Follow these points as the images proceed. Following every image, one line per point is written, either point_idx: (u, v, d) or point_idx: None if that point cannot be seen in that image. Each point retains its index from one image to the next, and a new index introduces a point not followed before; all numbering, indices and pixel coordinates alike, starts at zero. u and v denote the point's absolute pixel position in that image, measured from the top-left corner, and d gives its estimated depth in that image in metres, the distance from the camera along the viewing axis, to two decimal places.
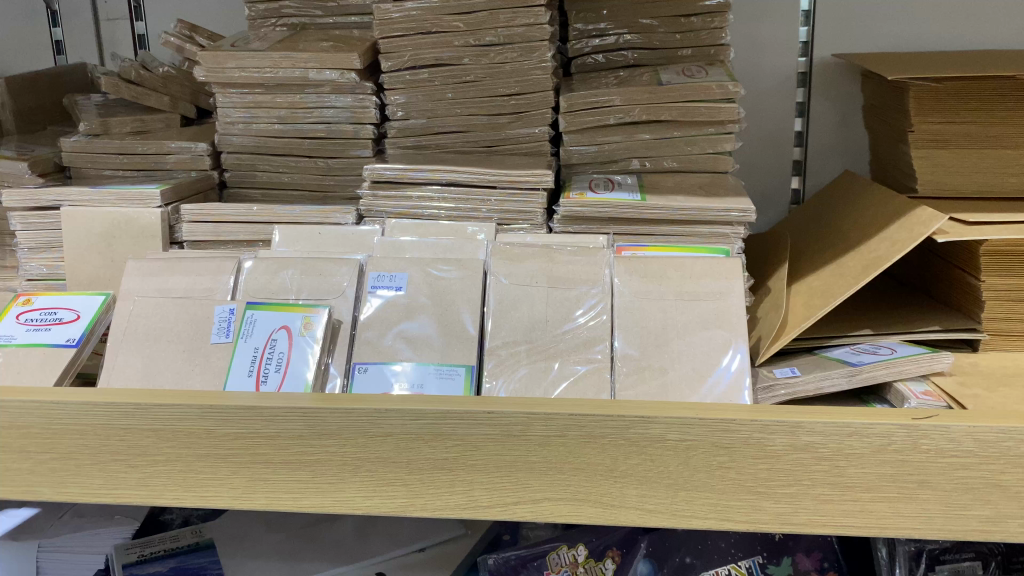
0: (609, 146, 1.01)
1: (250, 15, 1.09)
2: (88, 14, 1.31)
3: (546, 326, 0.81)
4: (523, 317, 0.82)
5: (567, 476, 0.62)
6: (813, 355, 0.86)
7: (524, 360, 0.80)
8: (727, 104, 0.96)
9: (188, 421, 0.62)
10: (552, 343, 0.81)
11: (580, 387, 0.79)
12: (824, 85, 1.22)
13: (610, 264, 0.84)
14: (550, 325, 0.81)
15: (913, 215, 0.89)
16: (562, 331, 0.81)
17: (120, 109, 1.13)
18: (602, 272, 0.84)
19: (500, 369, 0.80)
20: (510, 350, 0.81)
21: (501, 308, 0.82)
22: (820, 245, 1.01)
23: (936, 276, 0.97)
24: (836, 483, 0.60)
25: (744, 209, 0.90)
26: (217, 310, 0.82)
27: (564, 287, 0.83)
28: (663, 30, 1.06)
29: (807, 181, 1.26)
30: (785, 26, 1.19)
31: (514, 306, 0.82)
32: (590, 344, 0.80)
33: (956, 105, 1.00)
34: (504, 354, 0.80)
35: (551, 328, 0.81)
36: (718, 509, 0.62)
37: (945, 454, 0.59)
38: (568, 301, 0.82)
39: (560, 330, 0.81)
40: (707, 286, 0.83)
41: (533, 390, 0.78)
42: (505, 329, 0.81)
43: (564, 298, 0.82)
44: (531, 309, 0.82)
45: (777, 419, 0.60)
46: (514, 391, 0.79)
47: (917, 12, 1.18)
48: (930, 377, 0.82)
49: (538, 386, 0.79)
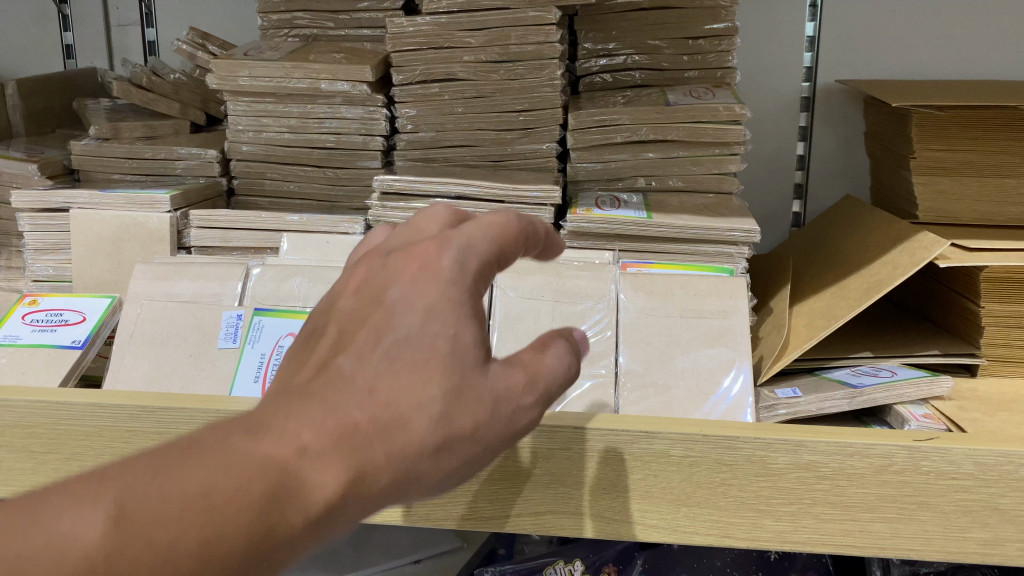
0: (615, 164, 1.02)
1: (262, 25, 1.10)
2: (100, 20, 1.32)
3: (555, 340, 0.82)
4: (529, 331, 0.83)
5: (570, 489, 0.66)
6: (813, 376, 0.87)
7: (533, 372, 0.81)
8: (733, 126, 0.98)
9: (195, 425, 0.62)
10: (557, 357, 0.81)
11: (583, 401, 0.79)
12: (827, 111, 1.23)
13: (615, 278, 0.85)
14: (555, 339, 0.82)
15: (915, 239, 0.90)
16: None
17: (130, 114, 1.14)
18: (607, 287, 0.85)
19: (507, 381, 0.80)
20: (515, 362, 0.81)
21: (509, 321, 0.83)
22: (821, 268, 1.02)
23: (936, 302, 0.98)
24: (836, 502, 0.64)
25: (749, 229, 0.91)
26: (226, 315, 0.84)
27: (569, 302, 0.84)
28: (670, 51, 1.07)
29: (807, 205, 1.27)
30: (789, 52, 1.21)
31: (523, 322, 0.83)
32: (594, 360, 0.81)
33: (958, 133, 1.01)
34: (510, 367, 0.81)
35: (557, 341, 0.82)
36: (720, 526, 0.65)
37: (946, 476, 0.62)
38: (573, 316, 0.83)
39: None
40: (710, 305, 0.84)
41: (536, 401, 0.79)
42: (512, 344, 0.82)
43: (569, 314, 0.83)
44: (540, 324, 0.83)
45: (780, 437, 0.63)
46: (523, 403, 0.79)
47: (921, 41, 1.19)
48: (929, 401, 0.83)
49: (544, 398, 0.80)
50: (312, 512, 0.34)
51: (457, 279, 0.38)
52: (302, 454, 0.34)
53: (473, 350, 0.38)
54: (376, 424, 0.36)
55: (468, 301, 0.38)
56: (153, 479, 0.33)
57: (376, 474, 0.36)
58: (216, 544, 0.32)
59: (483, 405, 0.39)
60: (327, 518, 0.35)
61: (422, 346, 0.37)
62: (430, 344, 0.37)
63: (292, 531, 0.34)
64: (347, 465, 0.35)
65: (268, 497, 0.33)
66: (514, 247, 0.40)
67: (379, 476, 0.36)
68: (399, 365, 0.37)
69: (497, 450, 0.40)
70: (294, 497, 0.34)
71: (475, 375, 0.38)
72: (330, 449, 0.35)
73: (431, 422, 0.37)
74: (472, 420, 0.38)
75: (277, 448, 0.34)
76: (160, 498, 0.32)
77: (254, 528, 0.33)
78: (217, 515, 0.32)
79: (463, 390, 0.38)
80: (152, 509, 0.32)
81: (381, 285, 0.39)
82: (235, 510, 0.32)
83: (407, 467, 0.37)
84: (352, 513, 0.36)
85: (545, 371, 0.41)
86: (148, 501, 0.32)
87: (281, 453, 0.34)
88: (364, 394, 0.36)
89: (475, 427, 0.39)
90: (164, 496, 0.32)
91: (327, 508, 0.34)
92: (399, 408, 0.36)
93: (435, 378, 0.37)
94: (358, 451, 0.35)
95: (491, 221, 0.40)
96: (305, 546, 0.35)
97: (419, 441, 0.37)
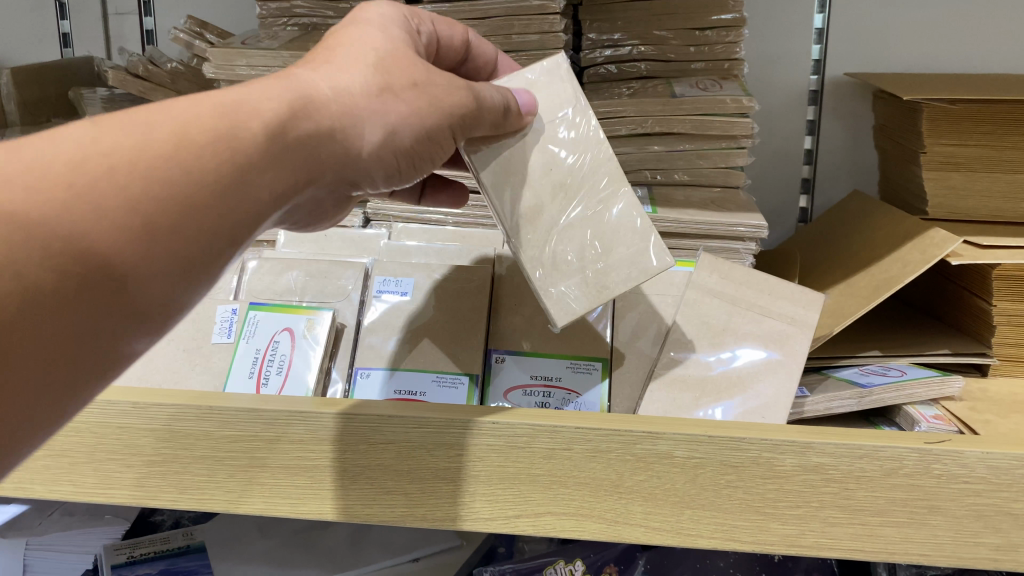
0: (620, 157, 0.99)
1: (260, 13, 1.09)
2: (98, 8, 1.30)
3: (574, 186, 0.67)
4: (522, 148, 0.66)
5: (571, 490, 0.65)
6: (822, 376, 0.85)
7: (560, 206, 0.67)
8: (740, 119, 0.95)
9: (187, 422, 0.66)
10: (577, 202, 0.67)
11: (642, 265, 0.66)
12: (836, 104, 1.21)
13: (573, 78, 0.68)
14: (577, 162, 0.67)
15: (927, 235, 0.88)
16: (582, 184, 0.67)
17: (126, 104, 1.12)
18: (573, 90, 0.68)
19: (540, 254, 0.66)
20: (540, 222, 0.67)
21: (481, 141, 0.66)
22: (829, 264, 1.00)
23: (946, 300, 0.97)
24: (845, 506, 0.62)
25: (757, 226, 0.89)
26: (220, 311, 0.87)
27: (554, 115, 0.67)
28: (676, 42, 1.05)
29: (815, 199, 1.26)
30: (798, 43, 1.19)
31: (518, 153, 0.66)
32: (612, 183, 0.67)
33: (971, 128, 0.99)
34: (536, 224, 0.67)
35: (572, 185, 0.67)
36: (724, 529, 0.64)
37: (958, 479, 0.60)
38: (572, 134, 0.67)
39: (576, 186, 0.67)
40: (778, 307, 0.78)
41: (598, 296, 0.66)
42: (525, 192, 0.66)
43: (568, 132, 0.67)
44: (533, 142, 0.67)
45: (788, 439, 0.61)
46: (586, 302, 0.66)
47: (932, 31, 1.17)
48: (940, 401, 0.81)
49: (599, 275, 0.66)
50: (271, 130, 0.50)
51: (382, 17, 0.61)
52: (247, 93, 0.50)
53: (398, 45, 0.58)
54: (311, 82, 0.53)
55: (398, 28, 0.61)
56: (150, 109, 0.47)
57: (322, 108, 0.52)
58: (204, 140, 0.47)
59: (410, 71, 0.56)
60: (281, 143, 0.50)
61: (355, 42, 0.57)
62: (357, 40, 0.57)
63: (249, 140, 0.49)
64: (297, 101, 0.51)
65: (235, 116, 0.48)
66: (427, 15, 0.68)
67: (323, 112, 0.52)
68: (336, 49, 0.57)
69: (440, 121, 0.57)
70: (251, 109, 0.49)
71: (405, 55, 0.57)
72: (284, 90, 0.51)
73: (360, 73, 0.55)
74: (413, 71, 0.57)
75: (248, 87, 0.51)
76: (155, 117, 0.47)
77: (220, 128, 0.48)
78: (194, 119, 0.47)
79: (396, 60, 0.56)
80: (154, 121, 0.46)
81: (328, 32, 0.60)
82: (212, 123, 0.48)
83: (348, 102, 0.54)
84: (303, 152, 0.52)
85: (482, 91, 0.60)
86: (150, 120, 0.46)
87: (244, 94, 0.50)
88: (311, 65, 0.55)
89: (406, 89, 0.56)
90: (160, 117, 0.47)
91: (282, 130, 0.50)
92: (336, 68, 0.55)
93: (363, 54, 0.56)
94: (305, 92, 0.52)
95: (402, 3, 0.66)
96: (261, 167, 0.49)
97: (350, 94, 0.54)
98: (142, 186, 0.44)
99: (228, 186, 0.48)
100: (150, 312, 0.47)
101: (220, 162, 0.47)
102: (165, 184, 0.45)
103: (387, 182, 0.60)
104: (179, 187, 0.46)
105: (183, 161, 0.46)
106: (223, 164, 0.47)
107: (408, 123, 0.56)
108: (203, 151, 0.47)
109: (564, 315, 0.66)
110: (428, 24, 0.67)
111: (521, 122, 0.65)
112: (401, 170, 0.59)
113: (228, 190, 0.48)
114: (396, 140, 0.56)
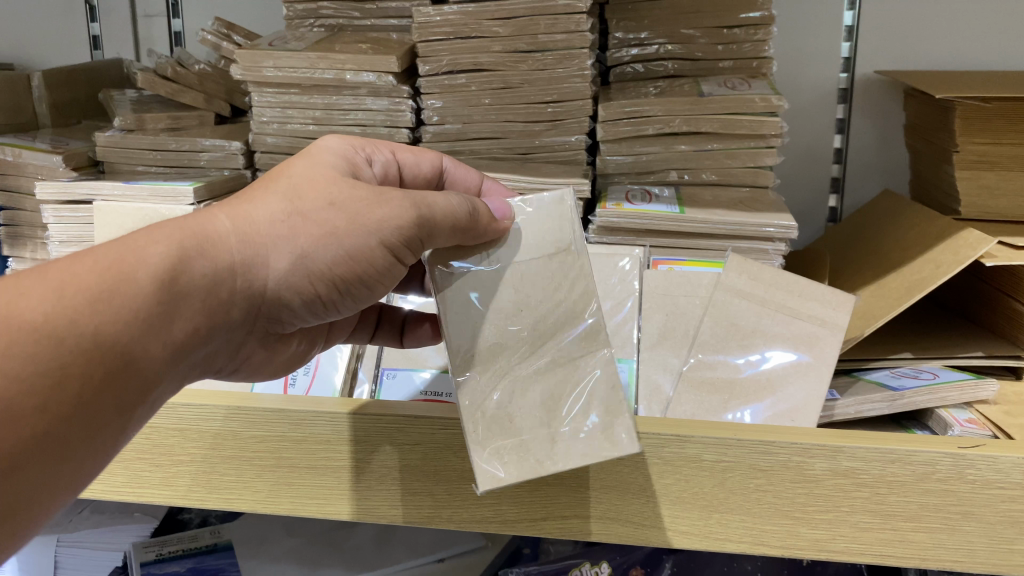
0: (646, 157, 1.00)
1: (288, 14, 1.09)
2: (127, 9, 1.31)
3: (543, 335, 0.58)
4: (494, 276, 0.59)
5: (598, 493, 0.64)
6: (853, 379, 0.84)
7: (525, 358, 0.58)
8: (770, 117, 0.94)
9: (215, 422, 0.67)
10: (542, 353, 0.58)
11: (596, 447, 0.55)
12: (866, 103, 1.20)
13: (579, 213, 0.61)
14: (551, 309, 0.59)
15: (960, 236, 0.86)
16: (556, 333, 0.58)
17: (155, 105, 1.13)
18: (572, 225, 0.60)
19: (484, 402, 0.57)
20: (490, 365, 0.58)
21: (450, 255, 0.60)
22: (860, 264, 0.99)
23: (981, 302, 0.95)
24: (877, 511, 0.61)
25: (786, 226, 0.88)
26: None
27: (541, 248, 0.60)
28: (704, 41, 1.04)
29: (844, 199, 1.24)
30: (826, 41, 1.18)
31: (484, 283, 0.59)
32: (592, 341, 0.58)
33: (1005, 127, 0.97)
34: (487, 366, 0.58)
35: (542, 331, 0.58)
36: (753, 533, 0.63)
37: (992, 485, 0.59)
38: (556, 272, 0.60)
39: (550, 338, 0.58)
40: (809, 308, 0.77)
41: (537, 468, 0.55)
42: (484, 324, 0.58)
43: (550, 269, 0.60)
44: (507, 274, 0.59)
45: (818, 443, 0.60)
46: (520, 472, 0.55)
47: (964, 27, 1.15)
48: (974, 405, 0.79)
49: (549, 448, 0.55)
50: (161, 277, 0.49)
51: (317, 149, 0.61)
52: (145, 235, 0.51)
53: (321, 169, 0.58)
54: (213, 220, 0.53)
55: (337, 155, 0.61)
56: (38, 271, 0.48)
57: (219, 244, 0.52)
58: (82, 298, 0.47)
59: (326, 191, 0.55)
60: (173, 291, 0.50)
61: (279, 174, 0.57)
62: (279, 173, 0.57)
63: (136, 284, 0.48)
64: (192, 242, 0.51)
65: (121, 270, 0.48)
66: (386, 143, 0.68)
67: (223, 250, 0.52)
68: (254, 187, 0.57)
69: (363, 239, 0.55)
70: (142, 253, 0.49)
71: (328, 177, 0.57)
72: (180, 233, 0.52)
73: (268, 206, 0.55)
74: (328, 194, 0.55)
75: (147, 231, 0.52)
76: (40, 278, 0.47)
77: (105, 273, 0.48)
78: (79, 269, 0.48)
79: (312, 184, 0.56)
80: (37, 283, 0.46)
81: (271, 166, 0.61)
82: (95, 279, 0.47)
83: (251, 238, 0.53)
84: (199, 296, 0.51)
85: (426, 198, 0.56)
86: (34, 281, 0.46)
87: (132, 244, 0.50)
88: (222, 205, 0.55)
89: (319, 210, 0.54)
90: (45, 278, 0.47)
91: (173, 277, 0.50)
92: (243, 206, 0.55)
93: (278, 186, 0.56)
94: (204, 232, 0.52)
95: (355, 136, 0.66)
96: (153, 308, 0.49)
97: (253, 231, 0.54)
98: (18, 354, 0.44)
99: (114, 344, 0.47)
100: (54, 478, 0.46)
101: (102, 319, 0.47)
102: (41, 352, 0.45)
103: (322, 311, 0.58)
104: (57, 352, 0.45)
105: (61, 324, 0.45)
106: (105, 320, 0.47)
107: (321, 246, 0.54)
108: (83, 310, 0.46)
109: (487, 479, 0.54)
110: (386, 153, 0.66)
111: (498, 226, 0.59)
112: (331, 297, 0.57)
113: (114, 347, 0.47)
114: (313, 263, 0.54)
